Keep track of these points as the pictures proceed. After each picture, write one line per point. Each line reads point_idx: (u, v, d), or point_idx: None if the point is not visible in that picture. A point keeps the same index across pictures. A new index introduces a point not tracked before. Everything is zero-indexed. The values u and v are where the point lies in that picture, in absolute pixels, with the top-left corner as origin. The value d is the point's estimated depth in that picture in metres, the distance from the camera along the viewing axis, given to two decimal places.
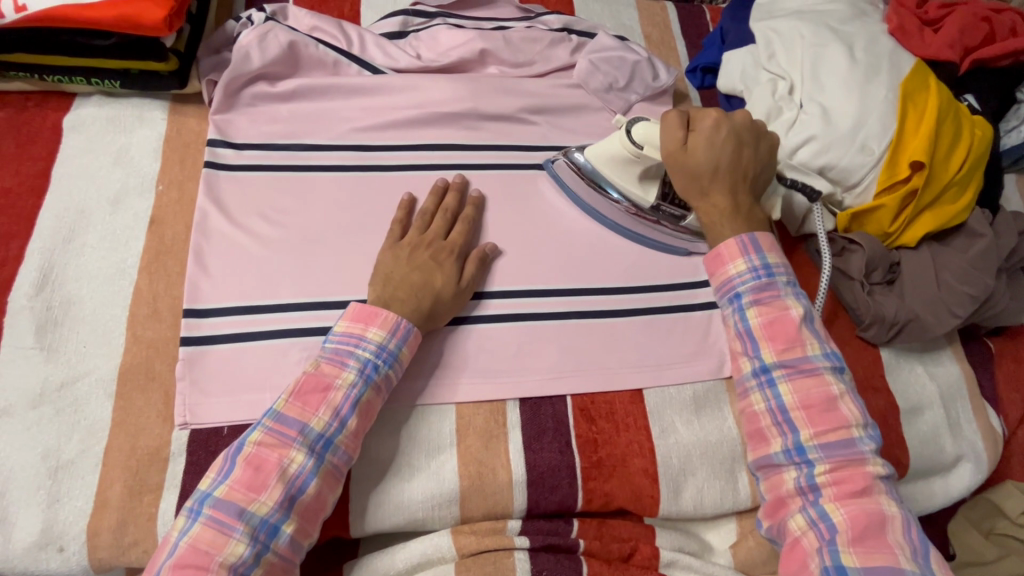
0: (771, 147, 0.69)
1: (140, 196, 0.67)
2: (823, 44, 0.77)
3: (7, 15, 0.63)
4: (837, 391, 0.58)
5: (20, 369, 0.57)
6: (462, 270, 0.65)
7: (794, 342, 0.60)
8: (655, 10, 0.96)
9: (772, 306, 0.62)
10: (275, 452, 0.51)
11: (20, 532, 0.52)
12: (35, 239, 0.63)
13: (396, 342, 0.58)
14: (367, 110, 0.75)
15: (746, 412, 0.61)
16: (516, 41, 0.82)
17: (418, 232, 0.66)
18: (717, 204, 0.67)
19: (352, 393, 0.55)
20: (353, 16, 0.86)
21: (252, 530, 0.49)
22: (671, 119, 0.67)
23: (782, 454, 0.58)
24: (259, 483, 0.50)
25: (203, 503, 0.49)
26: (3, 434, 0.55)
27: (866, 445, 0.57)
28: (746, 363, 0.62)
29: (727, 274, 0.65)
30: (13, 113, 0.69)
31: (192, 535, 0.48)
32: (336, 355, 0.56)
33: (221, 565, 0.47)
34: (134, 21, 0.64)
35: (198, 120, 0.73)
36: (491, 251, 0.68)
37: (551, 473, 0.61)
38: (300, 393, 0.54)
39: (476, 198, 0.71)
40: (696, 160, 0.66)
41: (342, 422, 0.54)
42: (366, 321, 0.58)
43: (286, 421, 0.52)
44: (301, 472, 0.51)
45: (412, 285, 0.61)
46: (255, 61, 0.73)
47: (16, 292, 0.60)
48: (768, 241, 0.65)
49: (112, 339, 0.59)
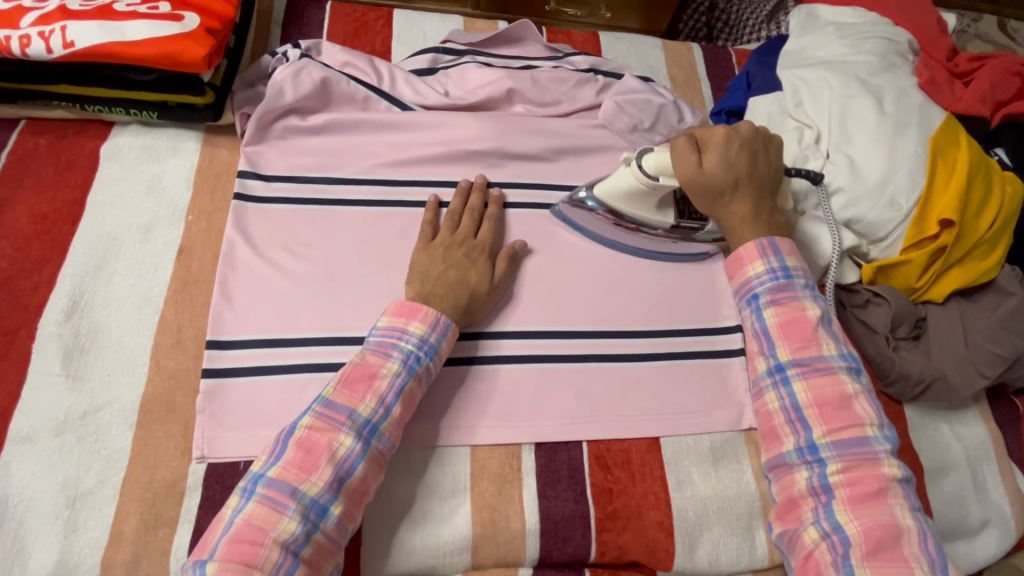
0: (779, 150, 0.70)
1: (169, 225, 0.68)
2: (851, 95, 0.76)
3: (55, 50, 0.65)
4: (852, 390, 0.59)
5: (45, 396, 0.58)
6: (495, 267, 0.68)
7: (809, 341, 0.61)
8: (681, 52, 0.97)
9: (788, 306, 0.63)
10: (325, 435, 0.52)
11: (34, 563, 0.52)
12: (67, 265, 0.64)
13: (436, 337, 0.59)
14: (394, 145, 0.76)
15: (761, 411, 0.62)
16: (544, 81, 0.83)
17: (447, 232, 0.69)
18: (740, 215, 0.68)
19: (397, 381, 0.56)
20: (384, 51, 0.88)
21: (303, 509, 0.49)
22: (681, 145, 0.68)
23: (795, 452, 0.58)
24: (309, 464, 0.50)
25: (256, 483, 0.49)
26: (24, 460, 0.55)
27: (881, 445, 0.56)
28: (762, 361, 0.63)
29: (745, 275, 0.66)
30: (53, 139, 0.71)
31: (246, 513, 0.48)
32: (380, 347, 0.57)
33: (274, 541, 0.47)
34: (178, 58, 0.66)
35: (230, 151, 0.74)
36: (520, 248, 0.71)
37: (564, 522, 0.61)
38: (347, 381, 0.54)
39: (497, 197, 0.74)
40: (714, 179, 0.67)
41: (387, 409, 0.55)
42: (408, 315, 0.59)
43: (335, 407, 0.53)
44: (349, 456, 0.52)
45: (449, 282, 0.63)
46: (288, 96, 0.75)
47: (46, 318, 0.61)
48: (787, 245, 0.66)
49: (135, 369, 0.60)
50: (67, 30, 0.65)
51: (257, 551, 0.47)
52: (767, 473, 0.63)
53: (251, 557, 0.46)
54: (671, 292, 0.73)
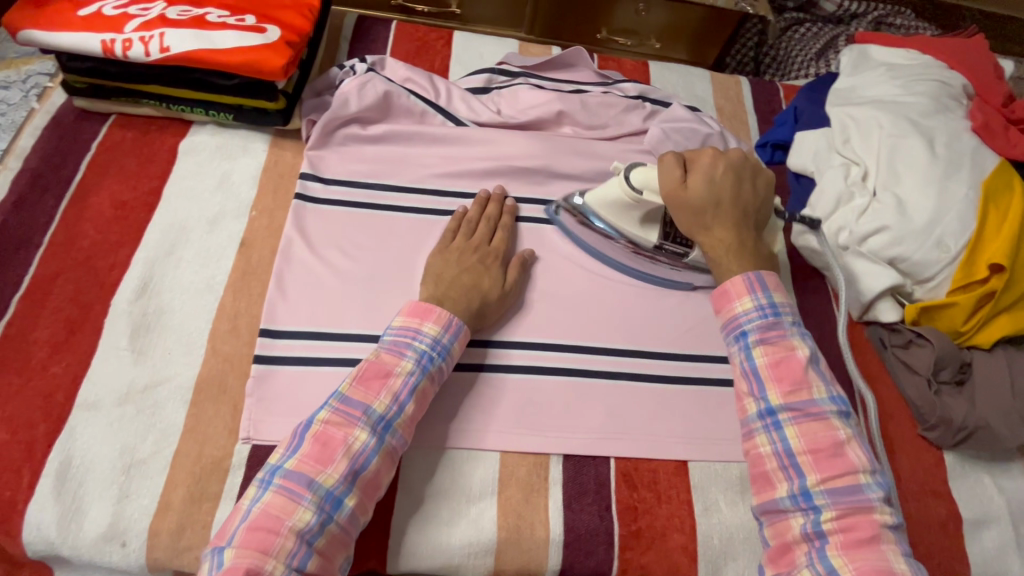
0: (766, 183, 0.71)
1: (235, 219, 0.73)
2: (902, 136, 0.77)
3: (152, 54, 0.70)
4: (844, 436, 0.56)
5: (112, 368, 0.62)
6: (506, 274, 0.70)
7: (800, 384, 0.58)
8: (728, 84, 0.99)
9: (778, 346, 0.60)
10: (341, 430, 0.54)
11: (90, 523, 0.55)
12: (141, 249, 0.69)
13: (449, 338, 0.61)
14: (446, 158, 0.80)
15: (751, 454, 0.59)
16: (593, 105, 0.86)
17: (464, 238, 0.71)
18: (721, 238, 0.66)
19: (410, 380, 0.58)
20: (442, 69, 0.93)
21: (318, 500, 0.50)
22: (669, 160, 0.68)
23: (788, 499, 0.56)
24: (326, 457, 0.52)
25: (274, 474, 0.51)
26: (88, 425, 0.59)
27: (874, 492, 0.54)
28: (751, 404, 0.60)
29: (733, 312, 0.63)
30: (138, 134, 0.77)
31: (264, 503, 0.50)
32: (394, 346, 0.59)
33: (289, 530, 0.49)
34: (259, 66, 0.71)
35: (294, 154, 0.79)
36: (529, 257, 0.74)
37: (588, 537, 0.61)
38: (363, 378, 0.57)
39: (512, 207, 0.76)
40: (696, 197, 0.67)
41: (401, 406, 0.57)
42: (422, 315, 0.61)
43: (351, 403, 0.55)
44: (364, 450, 0.54)
45: (463, 286, 0.66)
46: (352, 106, 0.79)
47: (119, 296, 0.66)
48: (774, 280, 0.64)
49: (193, 350, 0.64)
50: (165, 37, 0.70)
51: (273, 539, 0.48)
52: (758, 517, 0.60)
53: (267, 545, 0.48)
54: (707, 314, 0.74)
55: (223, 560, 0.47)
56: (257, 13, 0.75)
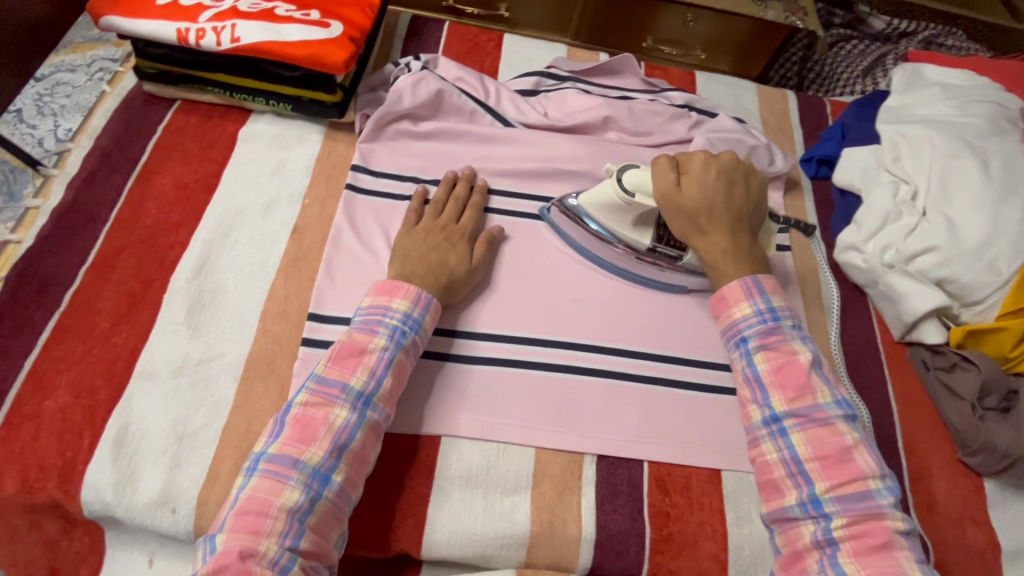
0: (760, 185, 0.72)
1: (288, 205, 0.76)
2: (955, 157, 0.76)
3: (223, 44, 0.73)
4: (851, 441, 0.57)
5: (169, 341, 0.65)
6: (474, 251, 0.71)
7: (803, 390, 0.59)
8: (775, 97, 0.99)
9: (779, 351, 0.62)
10: (320, 410, 0.55)
11: (143, 488, 0.57)
12: (200, 229, 0.72)
13: (419, 312, 0.63)
14: (494, 157, 0.81)
15: (758, 462, 0.59)
16: (639, 112, 0.86)
17: (430, 217, 0.72)
18: (717, 243, 0.68)
19: (386, 355, 0.59)
20: (492, 70, 0.95)
21: (305, 479, 0.52)
22: (661, 164, 0.69)
23: (798, 507, 0.56)
24: (308, 436, 0.54)
25: (259, 459, 0.53)
26: (145, 394, 0.62)
27: (885, 498, 0.54)
28: (755, 411, 0.60)
29: (732, 317, 0.65)
30: (201, 120, 0.80)
31: (250, 488, 0.51)
32: (366, 325, 0.61)
33: (279, 509, 0.50)
34: (323, 59, 0.74)
35: (346, 146, 0.82)
36: (498, 233, 0.75)
37: (620, 537, 0.61)
38: (338, 359, 0.58)
39: (482, 187, 0.77)
40: (691, 201, 0.67)
41: (378, 381, 0.58)
42: (390, 293, 0.63)
43: (328, 382, 0.57)
44: (346, 426, 0.55)
45: (429, 263, 0.67)
46: (405, 102, 0.81)
47: (177, 274, 0.69)
48: (772, 284, 0.66)
49: (245, 329, 0.67)
50: (236, 28, 0.73)
51: (262, 520, 0.50)
52: (768, 526, 0.60)
53: (257, 527, 0.49)
54: None
55: (215, 545, 0.49)
56: (322, 9, 0.78)
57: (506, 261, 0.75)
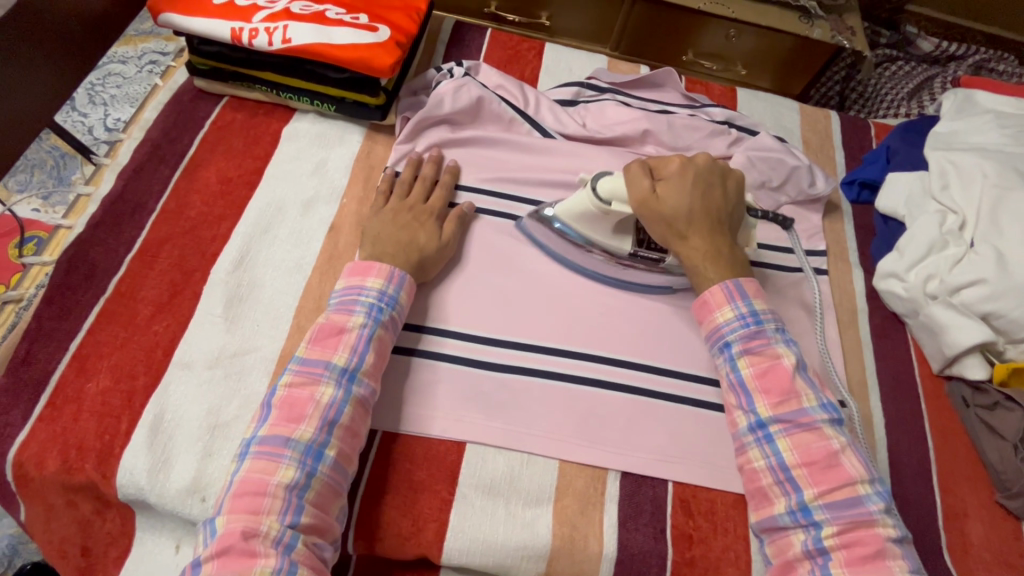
0: (738, 185, 0.70)
1: (327, 204, 0.77)
2: (1007, 188, 0.74)
3: (274, 43, 0.75)
4: (838, 446, 0.56)
5: (206, 332, 0.66)
6: (444, 228, 0.72)
7: (789, 394, 0.58)
8: (817, 117, 0.97)
9: (762, 356, 0.61)
10: (306, 389, 0.56)
11: (176, 475, 0.59)
12: (240, 224, 0.73)
13: (392, 288, 0.64)
14: (530, 165, 0.82)
15: (746, 470, 0.58)
16: (678, 126, 0.85)
17: (398, 198, 0.73)
18: (697, 248, 0.66)
19: (364, 332, 0.60)
20: (532, 78, 0.95)
21: (298, 456, 0.52)
22: (635, 170, 0.67)
23: (787, 516, 0.55)
24: (296, 415, 0.54)
25: (250, 443, 0.53)
26: (180, 383, 0.63)
27: (874, 503, 0.53)
28: (741, 417, 0.60)
29: (714, 322, 0.64)
30: (247, 117, 0.82)
31: (245, 471, 0.52)
32: (343, 305, 0.62)
33: (276, 486, 0.51)
34: (368, 63, 0.75)
35: (385, 148, 0.83)
36: (468, 209, 0.76)
37: (641, 558, 0.60)
38: (318, 339, 0.59)
39: (452, 167, 0.78)
40: (667, 206, 0.66)
41: (360, 357, 0.59)
42: (363, 273, 0.64)
43: (311, 363, 0.57)
44: (333, 402, 0.55)
45: (399, 242, 0.68)
46: (446, 107, 0.81)
47: (217, 267, 0.70)
48: (753, 287, 0.65)
49: (279, 324, 0.68)
50: (288, 29, 0.75)
51: (261, 497, 0.50)
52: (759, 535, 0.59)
53: (257, 505, 0.50)
54: None
55: (217, 526, 0.49)
56: (370, 13, 0.79)
57: (538, 271, 0.75)
